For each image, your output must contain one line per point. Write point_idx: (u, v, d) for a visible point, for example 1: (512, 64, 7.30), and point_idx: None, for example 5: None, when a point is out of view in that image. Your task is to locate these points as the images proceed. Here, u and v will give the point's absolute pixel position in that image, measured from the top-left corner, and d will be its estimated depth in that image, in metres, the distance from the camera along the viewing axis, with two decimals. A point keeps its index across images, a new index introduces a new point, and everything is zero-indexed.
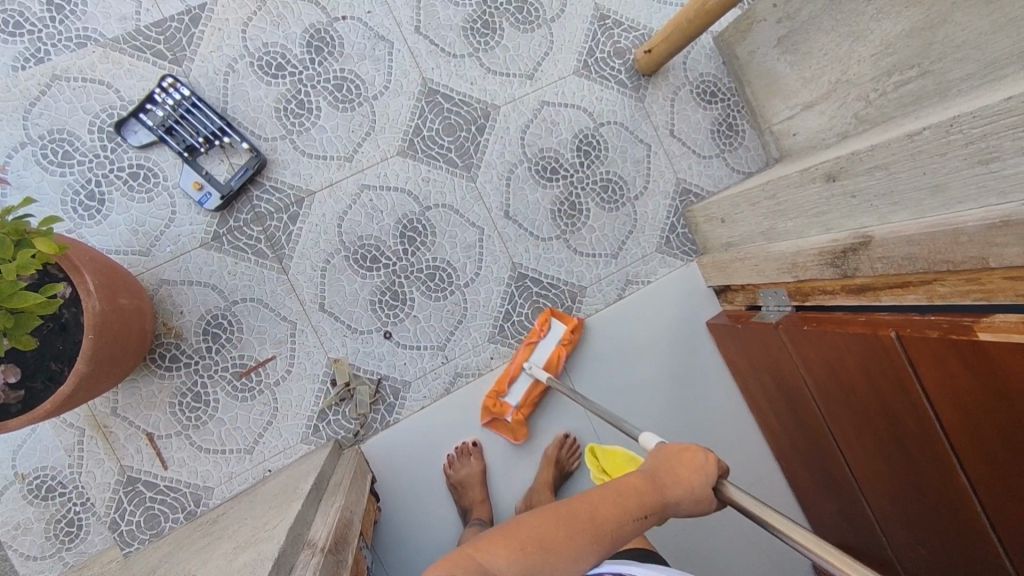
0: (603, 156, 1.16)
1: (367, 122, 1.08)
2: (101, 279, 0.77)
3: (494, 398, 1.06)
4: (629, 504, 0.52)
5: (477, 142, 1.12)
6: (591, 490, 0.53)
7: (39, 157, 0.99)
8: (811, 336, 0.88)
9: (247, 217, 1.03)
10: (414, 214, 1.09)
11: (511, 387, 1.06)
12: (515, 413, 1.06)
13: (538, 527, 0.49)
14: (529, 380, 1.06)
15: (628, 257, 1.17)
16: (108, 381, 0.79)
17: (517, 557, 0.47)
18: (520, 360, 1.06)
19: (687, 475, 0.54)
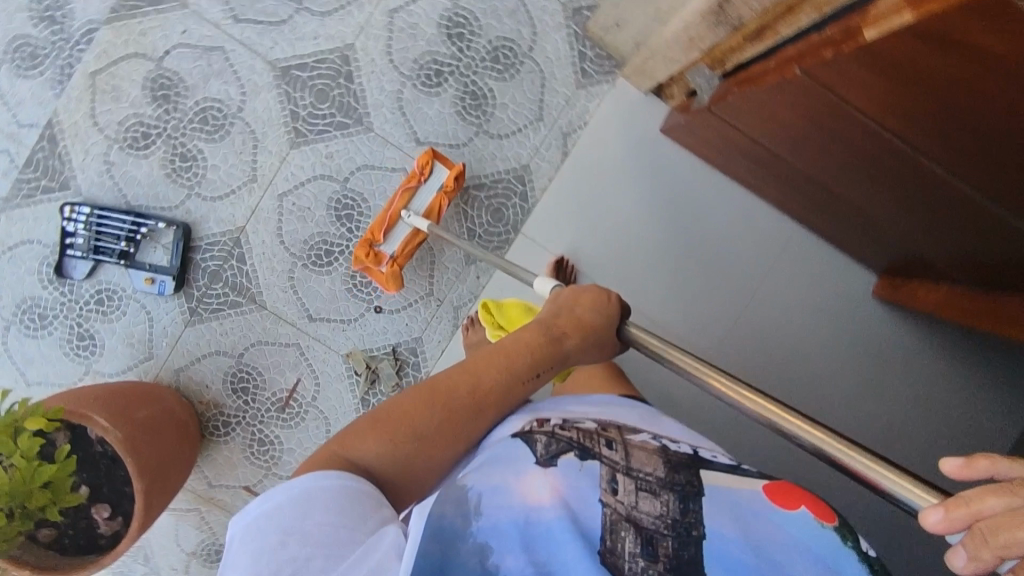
0: (476, 27, 1.09)
1: (250, 136, 1.09)
2: (110, 408, 0.85)
3: (368, 246, 1.04)
4: (519, 371, 0.67)
5: (353, 91, 1.09)
6: (484, 359, 0.67)
7: (24, 329, 1.08)
8: (745, 103, 0.81)
9: (205, 281, 1.08)
10: (338, 191, 1.09)
11: (386, 235, 1.05)
12: (392, 263, 1.05)
13: (417, 409, 0.62)
14: (407, 227, 1.05)
15: (554, 111, 1.11)
16: (172, 475, 0.90)
17: (392, 441, 0.59)
18: (398, 207, 1.04)
19: (582, 315, 0.72)
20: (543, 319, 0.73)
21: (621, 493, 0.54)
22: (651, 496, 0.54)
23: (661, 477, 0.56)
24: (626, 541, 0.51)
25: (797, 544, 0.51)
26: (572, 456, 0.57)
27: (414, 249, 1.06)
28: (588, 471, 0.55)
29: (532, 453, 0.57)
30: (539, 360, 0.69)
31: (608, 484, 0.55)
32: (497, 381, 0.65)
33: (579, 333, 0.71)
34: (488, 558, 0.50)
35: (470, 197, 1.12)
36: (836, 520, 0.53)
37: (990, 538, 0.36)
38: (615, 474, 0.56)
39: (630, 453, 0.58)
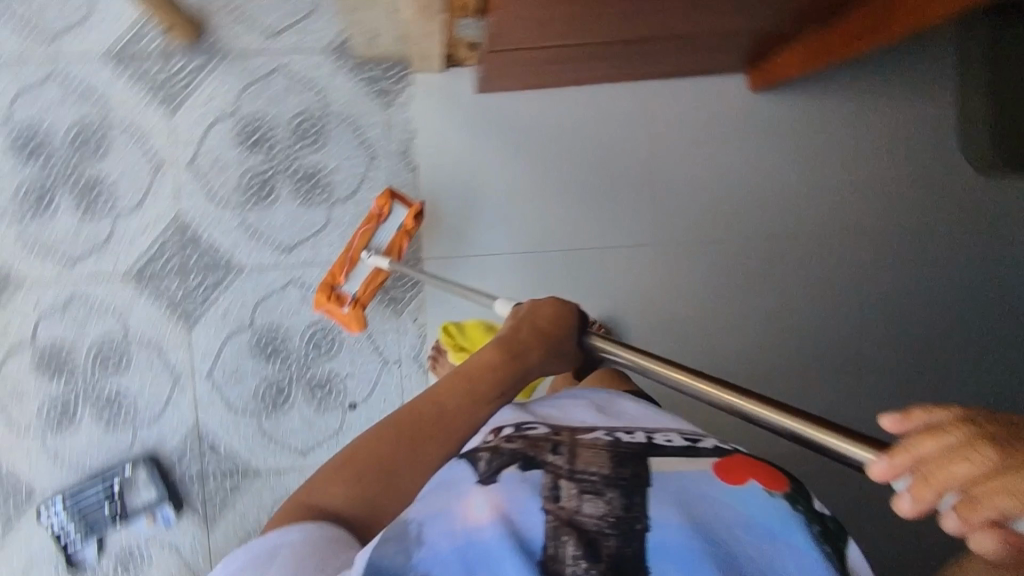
0: (268, 123, 1.12)
1: (149, 345, 1.10)
2: None
3: (329, 288, 1.06)
4: (480, 390, 0.72)
5: (206, 246, 1.11)
6: (446, 384, 0.72)
7: None
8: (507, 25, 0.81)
9: (199, 487, 1.10)
10: (254, 334, 1.12)
11: (347, 275, 1.07)
12: (353, 303, 1.07)
13: (379, 443, 0.67)
14: (369, 268, 1.08)
15: (378, 143, 1.14)
16: None
17: (358, 480, 0.65)
18: (359, 248, 1.06)
19: (546, 328, 0.79)
20: (504, 334, 0.78)
21: (564, 499, 0.53)
22: (596, 497, 0.53)
23: (605, 474, 0.55)
24: (568, 545, 0.50)
25: (744, 521, 0.53)
26: (514, 467, 0.56)
27: (375, 289, 1.09)
28: (531, 480, 0.54)
29: (474, 473, 0.56)
30: (499, 381, 0.73)
31: (551, 491, 0.53)
32: (459, 403, 0.70)
33: (536, 345, 0.77)
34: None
35: None
36: (787, 485, 0.56)
37: (928, 480, 0.41)
38: (558, 479, 0.54)
39: (575, 453, 0.57)
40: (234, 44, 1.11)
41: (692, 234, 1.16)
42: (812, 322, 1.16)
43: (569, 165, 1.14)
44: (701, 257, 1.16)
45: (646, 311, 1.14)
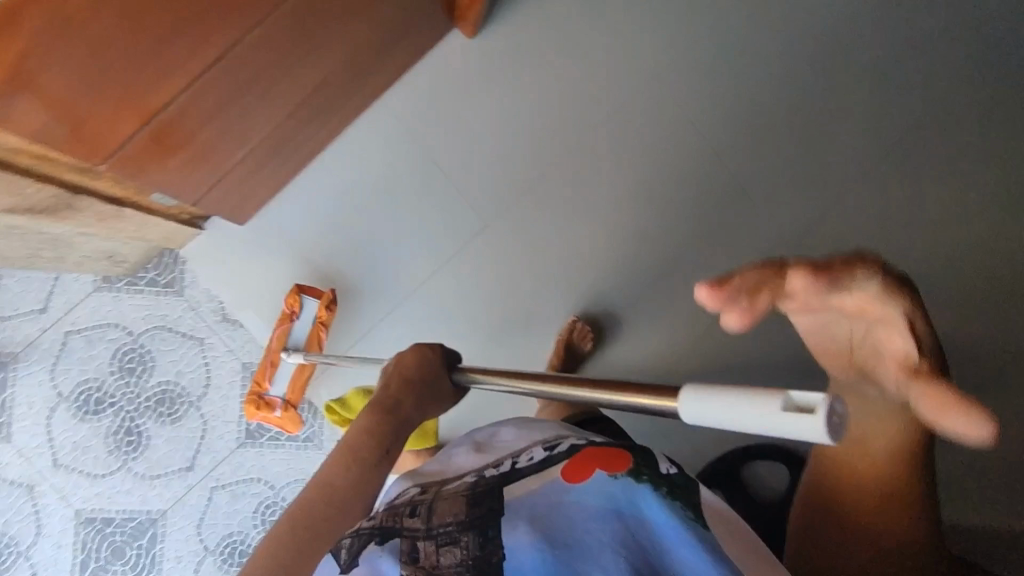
0: (93, 381, 1.11)
1: None
2: None
3: (256, 398, 1.08)
4: (365, 461, 0.69)
5: (121, 517, 1.11)
6: (328, 465, 0.69)
7: None
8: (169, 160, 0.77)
9: None
10: (214, 556, 1.12)
11: (272, 379, 1.10)
12: (286, 401, 1.09)
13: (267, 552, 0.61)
14: (292, 364, 1.11)
15: (196, 326, 1.14)
16: None
17: None
18: (275, 348, 1.10)
19: (413, 371, 0.74)
20: (377, 391, 0.75)
21: (420, 557, 0.59)
22: (450, 546, 0.59)
23: (460, 521, 0.62)
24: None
25: (589, 511, 0.60)
26: (374, 544, 0.62)
27: (305, 380, 1.11)
28: (387, 552, 0.60)
29: (339, 563, 0.62)
30: (382, 439, 0.71)
31: (409, 550, 0.60)
32: (347, 481, 0.68)
33: (408, 389, 0.73)
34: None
35: (257, 431, 1.14)
36: (630, 461, 0.64)
37: (732, 296, 0.51)
38: (415, 541, 0.61)
39: (433, 509, 0.64)
40: (15, 342, 1.10)
41: (502, 200, 1.15)
42: (658, 196, 1.13)
43: (359, 227, 1.15)
44: (524, 213, 1.15)
45: (512, 291, 1.15)
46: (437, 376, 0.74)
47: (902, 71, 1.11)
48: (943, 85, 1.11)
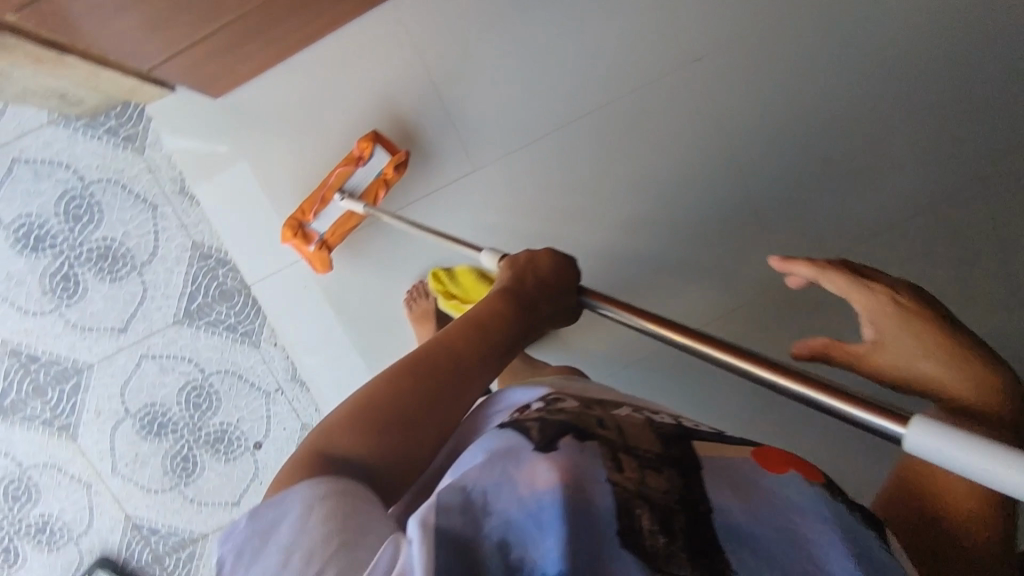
0: (36, 218, 1.05)
1: (47, 467, 1.12)
2: None
3: (297, 226, 1.02)
4: (504, 333, 0.61)
5: (47, 359, 1.10)
6: (463, 323, 0.60)
7: None
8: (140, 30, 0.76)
9: (160, 565, 1.17)
10: (134, 419, 1.13)
11: (317, 213, 1.02)
12: (318, 243, 1.02)
13: (402, 390, 0.52)
14: (341, 210, 1.03)
15: (152, 190, 1.06)
16: None
17: (378, 429, 0.50)
18: (330, 186, 1.01)
19: (548, 275, 0.69)
20: (508, 278, 0.69)
21: (626, 470, 0.45)
22: (656, 472, 0.46)
23: (660, 451, 0.48)
24: (645, 518, 0.42)
25: (796, 506, 0.46)
26: (573, 439, 0.46)
27: (347, 231, 1.04)
28: (590, 454, 0.44)
29: (529, 442, 0.45)
30: (522, 321, 0.63)
31: (612, 463, 0.45)
32: (485, 345, 0.59)
33: (538, 285, 0.68)
34: (508, 557, 0.39)
35: (196, 312, 1.10)
36: (822, 476, 0.50)
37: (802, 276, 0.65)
38: (615, 450, 0.46)
39: (620, 425, 0.50)
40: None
41: (501, 149, 1.06)
42: (662, 192, 1.07)
43: (342, 135, 1.04)
44: (521, 171, 1.06)
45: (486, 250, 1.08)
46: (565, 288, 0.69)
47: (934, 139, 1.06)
48: (977, 163, 1.06)
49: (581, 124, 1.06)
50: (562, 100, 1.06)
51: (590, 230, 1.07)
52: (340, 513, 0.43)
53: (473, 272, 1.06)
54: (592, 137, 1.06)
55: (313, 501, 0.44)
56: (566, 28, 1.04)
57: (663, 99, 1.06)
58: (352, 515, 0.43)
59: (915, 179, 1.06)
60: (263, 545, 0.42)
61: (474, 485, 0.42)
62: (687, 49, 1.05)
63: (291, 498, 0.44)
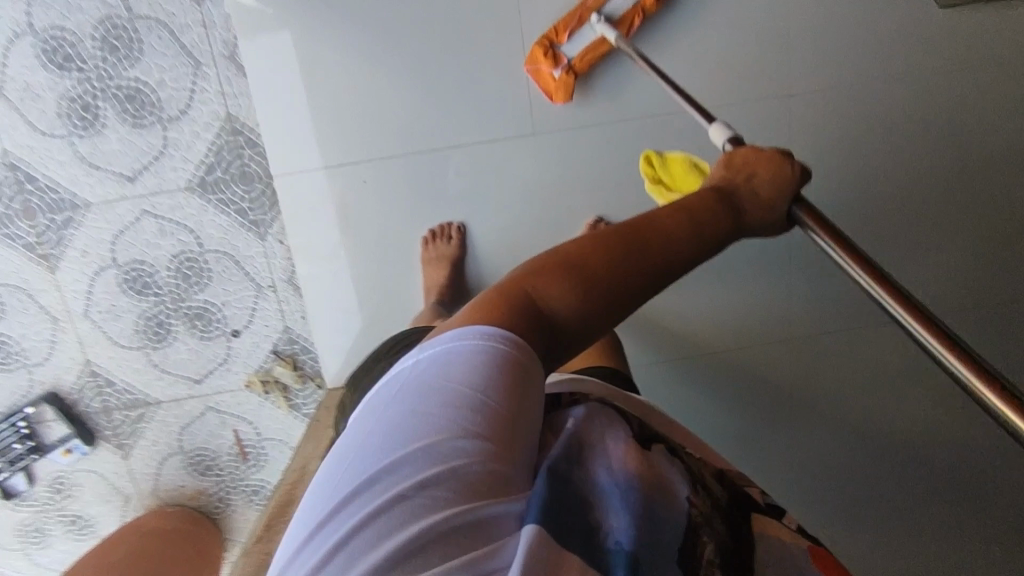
0: (69, 36, 0.98)
1: (18, 291, 1.09)
2: (128, 535, 1.09)
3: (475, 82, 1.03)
4: (703, 229, 0.56)
5: (43, 184, 1.04)
6: (665, 209, 0.56)
7: (30, 544, 1.22)
8: None
9: (107, 416, 1.17)
10: (118, 271, 1.10)
11: (571, 35, 0.99)
12: (564, 65, 0.99)
13: (593, 256, 0.51)
14: (593, 35, 0.99)
15: (199, 47, 0.99)
16: (191, 533, 1.15)
17: (568, 285, 0.50)
18: (588, 7, 0.98)
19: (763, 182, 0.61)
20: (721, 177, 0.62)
21: (700, 498, 0.52)
22: (722, 519, 0.52)
23: (725, 503, 0.54)
24: (705, 547, 0.47)
25: None
26: (661, 447, 0.56)
27: (597, 58, 1.00)
28: (675, 467, 0.53)
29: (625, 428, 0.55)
30: (726, 224, 0.58)
31: (691, 487, 0.52)
32: (684, 237, 0.55)
33: (763, 193, 0.60)
34: (591, 515, 0.46)
35: (211, 185, 1.06)
36: None
37: None
38: (694, 480, 0.54)
39: (699, 465, 0.58)
40: None
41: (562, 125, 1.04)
42: None
43: (414, 58, 1.01)
44: (574, 152, 1.07)
45: (513, 217, 1.10)
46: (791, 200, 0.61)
47: (948, 244, 1.13)
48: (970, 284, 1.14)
49: (648, 125, 1.06)
50: (639, 96, 1.04)
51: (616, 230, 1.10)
52: (501, 388, 0.44)
53: (689, 163, 0.96)
54: (654, 141, 1.06)
55: (483, 358, 0.45)
56: (669, 25, 1.02)
57: (733, 128, 1.06)
58: (510, 389, 0.45)
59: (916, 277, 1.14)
60: (424, 381, 0.45)
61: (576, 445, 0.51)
62: (772, 88, 1.04)
63: (459, 341, 0.46)
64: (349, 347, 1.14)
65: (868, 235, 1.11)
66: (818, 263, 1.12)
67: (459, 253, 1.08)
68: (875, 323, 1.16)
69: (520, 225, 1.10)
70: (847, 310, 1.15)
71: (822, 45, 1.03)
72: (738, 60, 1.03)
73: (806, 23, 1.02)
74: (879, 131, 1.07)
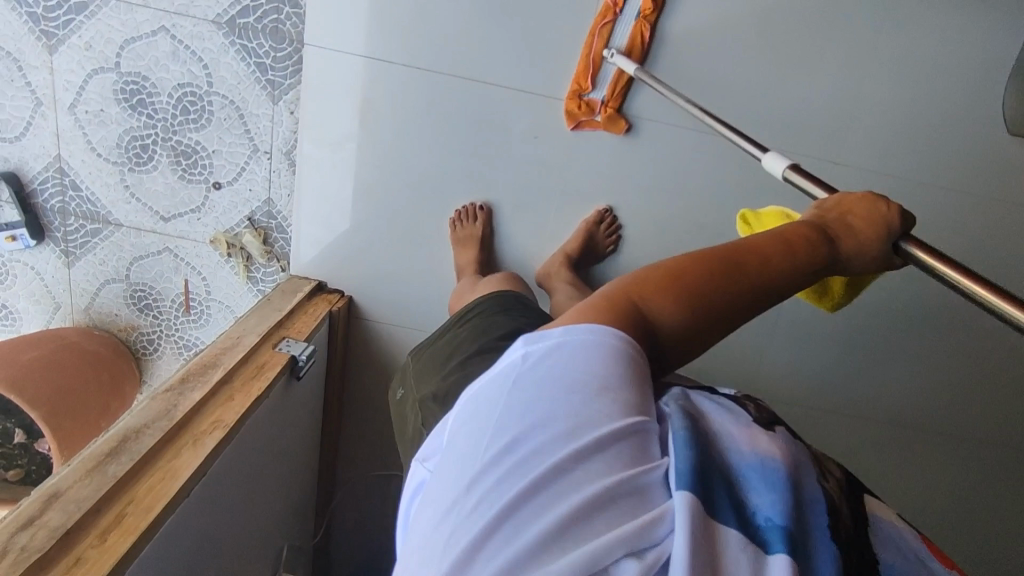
0: None
1: (7, 59, 1.03)
2: (42, 338, 1.06)
3: (577, 98, 1.01)
4: (800, 259, 0.54)
5: None
6: (758, 236, 0.55)
7: None
8: None
9: (60, 219, 1.13)
10: (117, 79, 1.03)
11: (594, 80, 0.99)
12: (603, 106, 1.01)
13: (702, 271, 0.51)
14: (613, 68, 0.98)
15: None
16: (105, 359, 1.12)
17: (681, 300, 0.50)
18: (599, 51, 0.97)
19: (859, 220, 0.58)
20: (819, 211, 0.60)
21: (829, 478, 0.48)
22: (851, 497, 0.47)
23: (854, 483, 0.50)
24: (844, 525, 0.43)
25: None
26: (784, 429, 0.51)
27: (625, 86, 1.00)
28: (800, 446, 0.50)
29: (746, 412, 0.52)
30: (817, 255, 0.55)
31: (819, 466, 0.49)
32: (784, 265, 0.53)
33: (859, 229, 0.57)
34: (733, 492, 0.43)
35: (239, 28, 0.99)
36: None
37: None
38: (822, 462, 0.50)
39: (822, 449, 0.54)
40: None
41: (632, 106, 1.01)
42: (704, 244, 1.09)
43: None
44: (619, 137, 1.03)
45: (524, 179, 1.06)
46: (886, 235, 0.57)
47: (917, 364, 1.14)
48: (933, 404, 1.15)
49: (691, 138, 1.03)
50: (688, 104, 1.01)
51: (621, 226, 1.08)
52: (638, 392, 0.45)
53: (782, 216, 0.79)
54: (691, 155, 1.04)
55: (610, 352, 0.46)
56: (747, 45, 0.97)
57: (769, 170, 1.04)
58: (644, 393, 0.45)
59: (875, 379, 1.15)
60: (550, 367, 0.45)
61: (707, 427, 0.47)
62: (822, 148, 1.02)
63: (594, 337, 0.47)
64: (325, 243, 1.10)
65: (851, 322, 1.12)
66: (793, 330, 1.13)
67: (486, 233, 1.06)
68: (818, 411, 1.18)
69: (530, 186, 1.07)
70: (804, 387, 1.16)
71: (886, 123, 1.01)
72: (799, 108, 1.00)
73: (881, 97, 0.99)
74: (903, 230, 1.06)
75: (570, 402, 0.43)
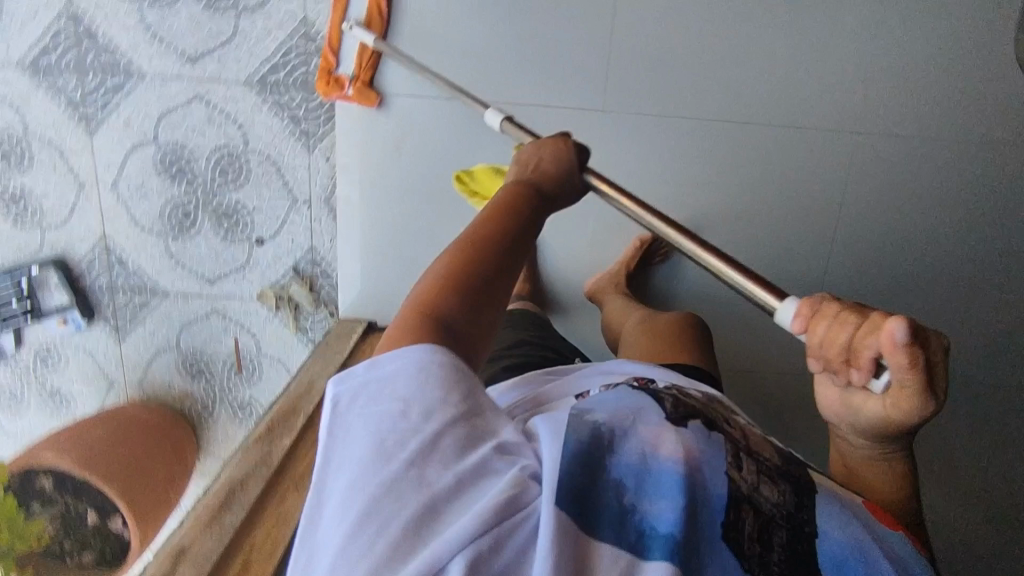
0: None
1: (52, 148, 1.07)
2: (97, 418, 1.07)
3: (328, 75, 0.99)
4: (525, 219, 0.56)
5: (105, 45, 1.02)
6: (478, 217, 0.56)
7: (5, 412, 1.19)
8: None
9: (108, 296, 1.14)
10: (156, 152, 1.07)
11: (340, 56, 0.99)
12: (353, 81, 0.99)
13: (450, 267, 0.51)
14: (353, 41, 0.98)
15: None
16: (164, 426, 1.12)
17: (449, 297, 0.49)
18: (338, 22, 0.97)
19: (545, 165, 0.62)
20: (513, 174, 0.63)
21: (746, 472, 0.43)
22: (772, 484, 0.43)
23: (778, 466, 0.45)
24: (751, 522, 0.40)
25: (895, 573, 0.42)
26: (702, 423, 0.45)
27: (374, 59, 0.99)
28: (716, 441, 0.43)
29: (659, 407, 0.45)
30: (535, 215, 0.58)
31: (733, 457, 0.43)
32: (516, 234, 0.55)
33: (554, 175, 0.62)
34: (624, 497, 0.39)
35: (271, 86, 1.03)
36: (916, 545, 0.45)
37: None
38: (738, 450, 0.44)
39: (744, 430, 0.48)
40: None
41: (383, 79, 0.99)
42: None
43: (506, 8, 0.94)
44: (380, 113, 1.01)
45: None
46: (574, 170, 0.62)
47: None
48: None
49: None
50: None
51: None
52: (442, 382, 0.41)
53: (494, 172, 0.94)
54: None
55: (422, 363, 0.42)
56: None
57: None
58: (454, 388, 0.41)
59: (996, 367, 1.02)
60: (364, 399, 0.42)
61: (610, 425, 0.42)
62: None
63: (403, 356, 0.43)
64: (371, 281, 1.06)
65: None
66: None
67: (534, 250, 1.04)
68: None
69: None
70: None
71: None
72: None
73: None
74: None
75: (375, 430, 0.40)
